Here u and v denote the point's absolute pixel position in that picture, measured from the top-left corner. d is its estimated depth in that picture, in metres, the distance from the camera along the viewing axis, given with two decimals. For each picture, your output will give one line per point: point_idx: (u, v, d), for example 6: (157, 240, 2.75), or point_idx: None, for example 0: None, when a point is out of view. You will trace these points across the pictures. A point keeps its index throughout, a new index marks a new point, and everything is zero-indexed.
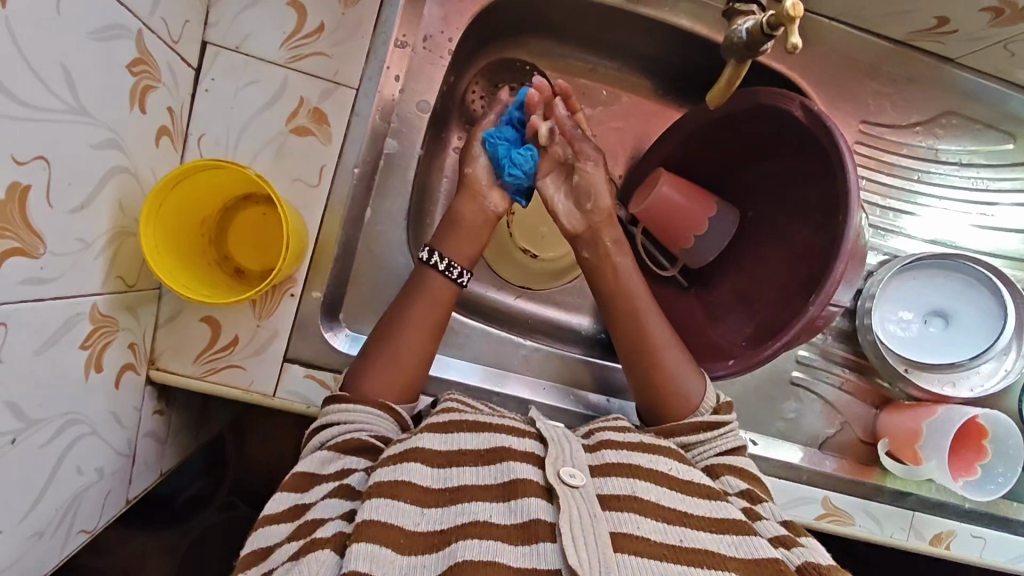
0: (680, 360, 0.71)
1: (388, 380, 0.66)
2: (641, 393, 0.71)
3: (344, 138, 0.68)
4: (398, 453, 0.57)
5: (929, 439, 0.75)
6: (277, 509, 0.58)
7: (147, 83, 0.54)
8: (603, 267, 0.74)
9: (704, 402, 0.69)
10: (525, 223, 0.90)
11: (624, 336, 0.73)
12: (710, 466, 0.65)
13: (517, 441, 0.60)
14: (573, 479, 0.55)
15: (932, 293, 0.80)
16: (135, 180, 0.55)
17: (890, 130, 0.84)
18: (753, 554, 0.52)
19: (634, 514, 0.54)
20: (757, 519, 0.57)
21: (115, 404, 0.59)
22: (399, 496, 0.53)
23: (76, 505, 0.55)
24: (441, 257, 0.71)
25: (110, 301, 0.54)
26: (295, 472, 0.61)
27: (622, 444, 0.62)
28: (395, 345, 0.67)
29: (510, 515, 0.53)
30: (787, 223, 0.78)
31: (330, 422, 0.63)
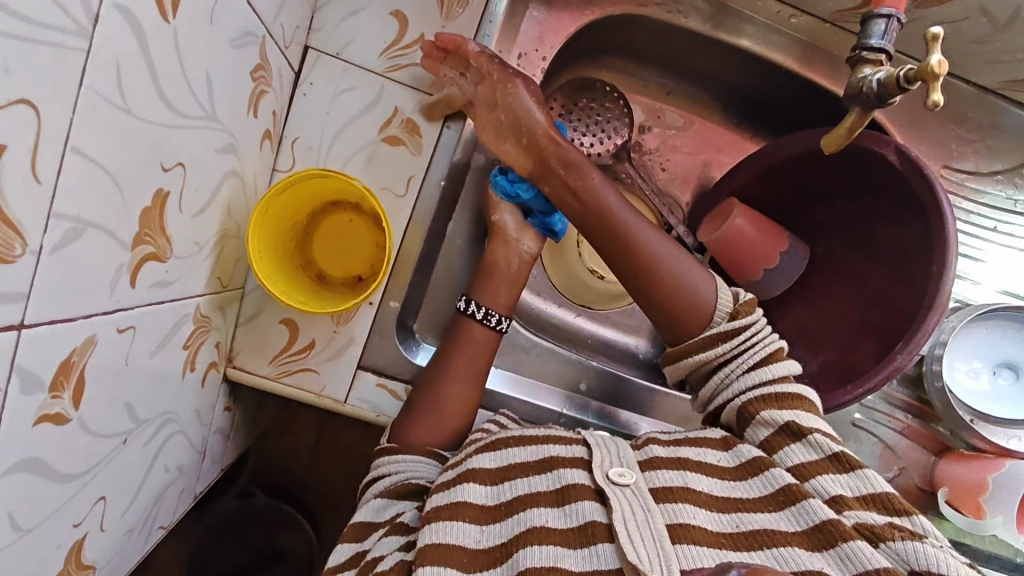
0: (677, 259, 0.65)
1: (435, 430, 0.66)
2: (653, 314, 0.65)
3: (434, 149, 0.69)
4: (450, 479, 0.58)
5: (995, 494, 0.75)
6: (337, 560, 0.59)
7: (262, 88, 0.54)
8: (564, 197, 0.68)
9: (719, 303, 0.63)
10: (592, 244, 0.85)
11: (617, 257, 0.66)
12: (745, 395, 0.60)
13: (564, 448, 0.59)
14: (623, 478, 0.54)
15: (1007, 345, 0.79)
16: (241, 183, 0.55)
17: (970, 176, 0.83)
18: (812, 522, 0.52)
19: (688, 505, 0.53)
20: (810, 477, 0.55)
21: (199, 401, 0.59)
22: (456, 518, 0.53)
23: (159, 500, 0.55)
24: (479, 307, 0.69)
25: (208, 302, 0.54)
26: (354, 522, 0.62)
27: (669, 441, 0.60)
28: (438, 395, 0.66)
29: (566, 519, 0.52)
30: (869, 267, 0.78)
31: (381, 474, 0.64)
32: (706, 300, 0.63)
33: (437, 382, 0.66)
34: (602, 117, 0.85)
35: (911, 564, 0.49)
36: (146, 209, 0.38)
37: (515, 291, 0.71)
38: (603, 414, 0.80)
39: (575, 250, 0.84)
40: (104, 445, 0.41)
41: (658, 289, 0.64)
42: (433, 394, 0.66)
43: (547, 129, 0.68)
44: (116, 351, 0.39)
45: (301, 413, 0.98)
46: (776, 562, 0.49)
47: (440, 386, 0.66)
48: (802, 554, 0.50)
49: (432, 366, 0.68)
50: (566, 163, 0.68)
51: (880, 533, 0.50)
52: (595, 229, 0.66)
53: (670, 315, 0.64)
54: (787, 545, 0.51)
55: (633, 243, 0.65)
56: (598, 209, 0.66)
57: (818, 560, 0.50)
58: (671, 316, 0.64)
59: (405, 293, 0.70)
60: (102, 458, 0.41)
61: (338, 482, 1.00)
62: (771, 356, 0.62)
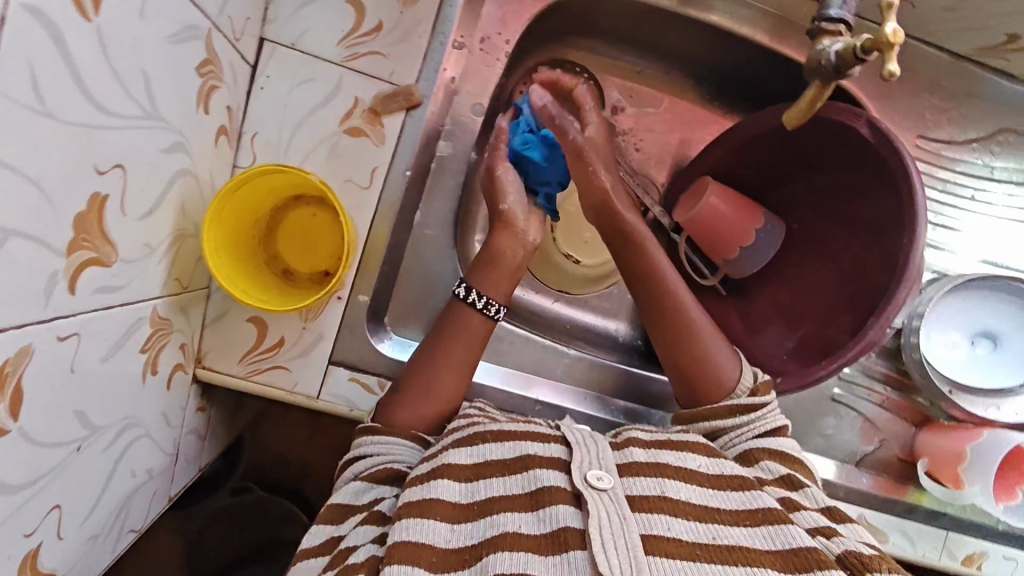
0: (716, 344, 0.69)
1: (420, 414, 0.65)
2: (673, 370, 0.70)
3: (398, 140, 0.67)
4: (425, 473, 0.57)
5: (973, 463, 0.75)
6: (312, 543, 0.59)
7: (212, 83, 0.53)
8: (620, 247, 0.70)
9: (741, 381, 0.67)
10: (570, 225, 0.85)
11: (655, 315, 0.70)
12: (748, 452, 0.63)
13: (542, 446, 0.59)
14: (600, 482, 0.54)
15: (986, 314, 0.79)
16: (196, 183, 0.54)
17: (945, 145, 0.82)
18: (788, 544, 0.52)
19: (666, 515, 0.54)
20: (794, 509, 0.57)
21: (165, 404, 0.59)
22: (428, 515, 0.53)
23: (126, 506, 0.55)
24: (480, 295, 0.68)
25: (166, 304, 0.54)
26: (330, 503, 0.61)
27: (648, 444, 0.61)
28: (427, 381, 0.65)
29: (538, 525, 0.52)
30: (845, 242, 0.77)
31: (362, 456, 0.63)
32: (729, 377, 0.67)
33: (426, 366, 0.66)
34: None
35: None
36: (81, 214, 0.37)
37: (515, 278, 0.70)
38: (581, 401, 0.79)
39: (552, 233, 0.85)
40: (53, 454, 0.40)
41: (686, 355, 0.68)
42: (422, 379, 0.65)
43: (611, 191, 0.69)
44: (59, 360, 0.38)
45: (283, 409, 0.98)
46: None
47: (430, 372, 0.65)
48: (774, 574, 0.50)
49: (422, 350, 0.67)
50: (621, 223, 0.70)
51: (865, 560, 0.50)
52: (642, 286, 0.70)
53: (691, 378, 0.68)
54: (761, 564, 0.50)
55: (677, 308, 0.69)
56: (645, 266, 0.70)
57: None
58: (690, 382, 0.68)
59: (374, 286, 0.68)
60: (53, 468, 0.40)
61: (326, 477, 0.99)
62: (775, 430, 0.65)
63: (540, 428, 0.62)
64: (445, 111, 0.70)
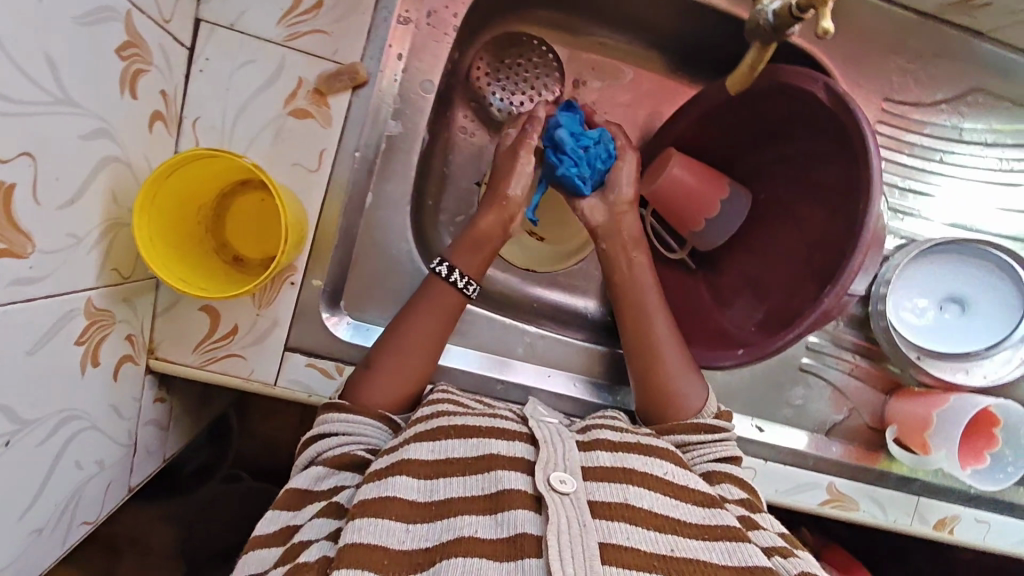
0: (680, 361, 0.71)
1: (387, 393, 0.63)
2: (638, 390, 0.71)
3: (345, 121, 0.65)
4: (383, 468, 0.55)
5: (939, 428, 0.74)
6: (267, 531, 0.56)
7: (139, 67, 0.51)
8: (618, 264, 0.73)
9: (706, 407, 0.69)
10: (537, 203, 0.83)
11: (630, 337, 0.72)
12: (706, 471, 0.64)
13: (506, 445, 0.58)
14: (563, 485, 0.53)
15: (953, 278, 0.78)
16: (129, 170, 0.53)
17: (912, 108, 0.80)
18: (746, 562, 0.51)
19: (625, 523, 0.52)
20: (752, 527, 0.58)
21: (114, 396, 0.58)
22: (382, 515, 0.51)
23: (76, 497, 0.55)
24: (462, 276, 0.67)
25: (104, 295, 0.53)
26: (288, 487, 0.59)
27: (615, 446, 0.60)
28: (396, 359, 0.64)
29: (497, 529, 0.51)
30: (808, 208, 0.75)
31: (326, 435, 0.60)
32: (693, 404, 0.69)
33: (395, 343, 0.64)
34: (528, 72, 0.82)
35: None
36: None
37: (489, 262, 0.70)
38: (547, 381, 0.76)
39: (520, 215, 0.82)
40: None
41: (652, 376, 0.70)
42: (390, 356, 0.64)
43: (623, 204, 0.73)
44: None
45: None
46: None
47: (399, 349, 0.64)
48: None
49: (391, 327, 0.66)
50: (623, 238, 0.73)
51: None
52: (628, 304, 0.73)
53: (655, 399, 0.70)
54: None
55: (651, 330, 0.72)
56: (634, 284, 0.73)
57: None
58: (654, 403, 0.70)
59: (328, 270, 0.68)
60: None
61: None
62: (732, 458, 0.66)
63: (506, 424, 0.61)
64: (394, 88, 0.69)
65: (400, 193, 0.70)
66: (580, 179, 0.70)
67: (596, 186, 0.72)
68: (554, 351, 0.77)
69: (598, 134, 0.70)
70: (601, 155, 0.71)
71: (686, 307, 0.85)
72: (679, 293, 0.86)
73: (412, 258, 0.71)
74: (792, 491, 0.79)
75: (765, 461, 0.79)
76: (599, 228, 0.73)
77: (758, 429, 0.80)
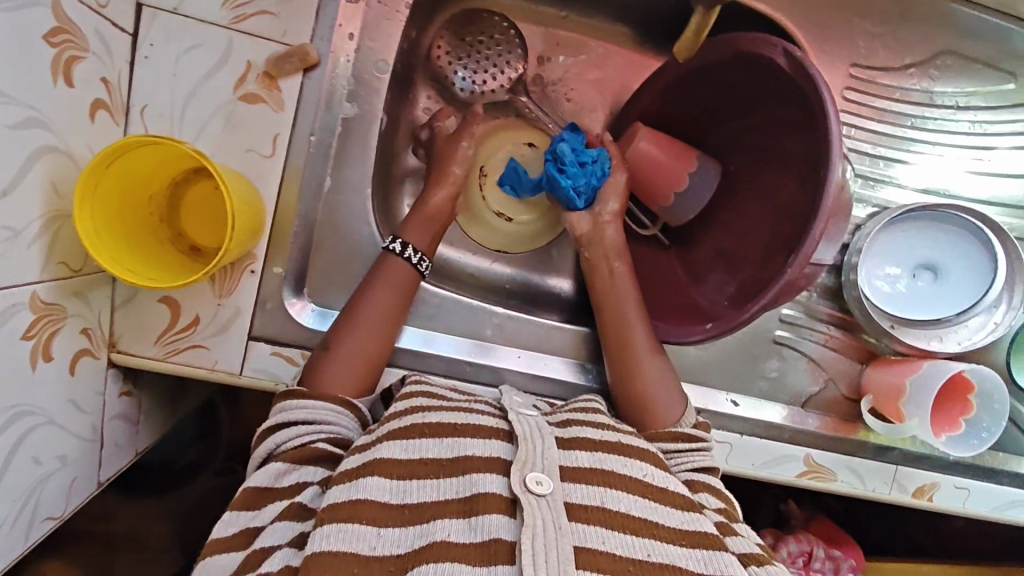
0: (658, 367, 0.71)
1: (347, 378, 0.63)
2: (617, 393, 0.71)
3: (297, 104, 0.64)
4: (354, 469, 0.54)
5: (912, 396, 0.74)
6: (226, 533, 0.54)
7: (72, 53, 0.50)
8: (600, 271, 0.75)
9: (685, 416, 0.68)
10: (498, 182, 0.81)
11: (609, 339, 0.73)
12: (687, 479, 0.63)
13: (481, 445, 0.56)
14: (540, 487, 0.52)
15: (924, 245, 0.77)
16: (71, 161, 0.52)
17: (881, 73, 0.80)
18: (722, 572, 0.51)
19: (601, 527, 0.51)
20: (729, 534, 0.57)
21: (72, 390, 0.58)
22: (355, 520, 0.50)
23: (37, 493, 0.55)
24: (416, 252, 0.68)
25: (52, 289, 0.52)
26: (246, 486, 0.57)
27: (593, 444, 0.58)
28: (357, 343, 0.63)
29: (469, 533, 0.49)
30: (774, 177, 0.73)
31: (283, 429, 0.59)
32: (671, 414, 0.68)
33: (355, 325, 0.64)
34: (489, 50, 0.82)
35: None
36: None
37: (436, 238, 0.71)
38: (514, 360, 0.75)
39: (482, 196, 0.81)
40: None
41: (631, 381, 0.70)
42: (350, 340, 0.63)
43: (604, 217, 0.76)
44: None
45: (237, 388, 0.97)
46: None
47: (359, 332, 0.64)
48: None
49: (349, 309, 0.65)
50: (607, 247, 0.75)
51: None
52: (609, 309, 0.74)
53: (634, 401, 0.69)
54: None
55: (630, 333, 0.72)
56: (614, 289, 0.74)
57: None
58: (633, 408, 0.69)
59: (289, 257, 0.67)
60: None
61: None
62: (709, 470, 0.65)
63: (482, 421, 0.59)
64: (348, 69, 0.67)
65: (359, 176, 0.69)
66: (571, 192, 0.75)
67: (588, 201, 0.76)
68: (523, 331, 0.76)
69: (598, 155, 0.74)
70: (597, 174, 0.75)
71: (660, 282, 0.83)
72: (653, 271, 0.85)
73: (374, 240, 0.70)
74: (768, 464, 0.78)
75: (741, 435, 0.78)
76: (584, 237, 0.77)
77: (733, 403, 0.79)
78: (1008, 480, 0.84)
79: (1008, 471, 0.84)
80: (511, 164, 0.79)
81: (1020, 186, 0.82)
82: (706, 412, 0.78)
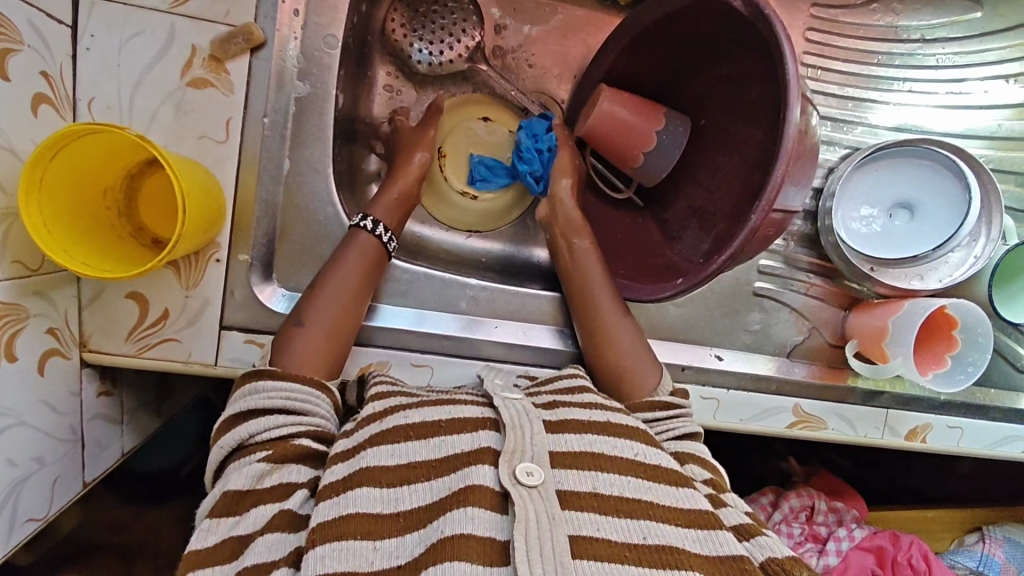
0: (629, 335, 0.70)
1: (315, 355, 0.61)
2: (596, 370, 0.70)
3: (246, 87, 0.64)
4: (340, 481, 0.52)
5: (894, 336, 0.73)
6: (206, 544, 0.51)
7: (4, 45, 0.50)
8: (560, 247, 0.75)
9: (660, 386, 0.67)
10: (458, 163, 0.83)
11: (582, 320, 0.72)
12: (675, 451, 0.62)
13: (470, 439, 0.54)
14: (530, 478, 0.50)
15: (898, 183, 0.77)
16: (15, 158, 0.52)
17: (842, 11, 0.81)
18: (717, 551, 0.50)
19: (594, 514, 0.50)
20: (720, 505, 0.56)
21: (43, 391, 0.58)
22: (347, 536, 0.48)
23: (16, 494, 0.55)
24: (386, 230, 0.68)
25: (7, 289, 0.52)
26: (224, 490, 0.53)
27: (584, 427, 0.57)
28: (324, 315, 0.63)
29: (471, 523, 0.47)
30: (744, 128, 0.69)
31: (263, 422, 0.56)
32: (648, 385, 0.67)
33: (323, 295, 0.63)
34: (444, 19, 0.80)
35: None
36: None
37: (405, 217, 0.72)
38: (493, 332, 0.74)
39: (444, 176, 0.82)
40: None
41: (602, 348, 0.70)
42: (317, 312, 0.63)
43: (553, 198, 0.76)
44: None
45: None
46: None
47: (326, 304, 0.63)
48: None
49: (313, 285, 0.65)
50: (565, 219, 0.75)
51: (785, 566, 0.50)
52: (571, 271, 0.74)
53: (612, 375, 0.69)
54: (688, 568, 0.48)
55: (600, 310, 0.71)
56: (579, 268, 0.73)
57: None
58: (612, 382, 0.69)
59: (254, 244, 0.66)
60: None
61: None
62: (693, 436, 0.65)
63: (469, 412, 0.58)
64: (296, 47, 0.67)
65: (318, 156, 0.68)
66: (529, 177, 0.79)
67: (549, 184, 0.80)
68: (500, 301, 0.76)
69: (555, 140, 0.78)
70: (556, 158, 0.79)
71: (636, 245, 0.81)
72: (628, 233, 0.83)
73: (339, 220, 0.69)
74: (757, 416, 0.78)
75: (728, 390, 0.77)
76: (544, 220, 0.77)
77: (718, 358, 0.78)
78: (1001, 415, 0.84)
79: (1001, 407, 0.84)
80: (476, 160, 0.82)
81: (995, 117, 0.81)
82: (692, 369, 0.77)
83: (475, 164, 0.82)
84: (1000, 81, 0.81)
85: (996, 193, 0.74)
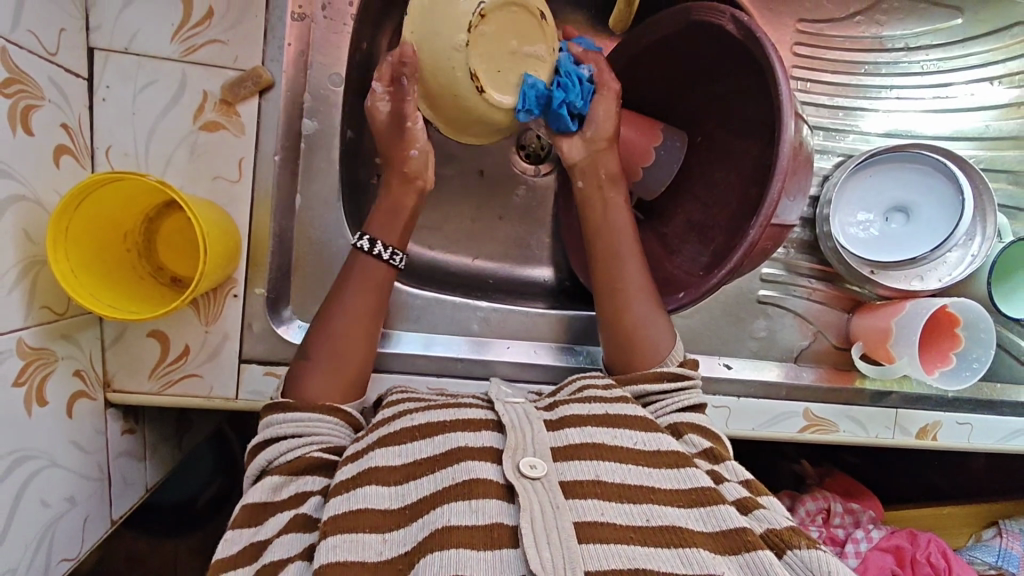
0: (653, 316, 0.68)
1: (332, 384, 0.62)
2: (605, 330, 0.70)
3: (257, 126, 0.66)
4: (351, 478, 0.53)
5: (900, 336, 0.74)
6: (231, 552, 0.53)
7: (28, 102, 0.52)
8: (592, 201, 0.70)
9: (672, 354, 0.67)
10: (494, 52, 0.58)
11: (598, 279, 0.70)
12: (674, 424, 0.62)
13: (472, 437, 0.55)
14: (533, 470, 0.51)
15: (894, 188, 0.79)
16: (41, 208, 0.54)
17: (829, 24, 0.82)
18: (721, 525, 0.51)
19: (597, 500, 0.51)
20: (722, 480, 0.56)
21: (72, 432, 0.59)
22: (358, 529, 0.49)
23: (49, 535, 0.56)
24: (384, 246, 0.66)
25: (36, 334, 0.54)
26: (244, 504, 0.56)
27: (584, 421, 0.57)
28: (332, 346, 0.63)
29: (475, 515, 0.49)
30: (738, 143, 0.71)
31: (275, 445, 0.57)
32: (658, 354, 0.67)
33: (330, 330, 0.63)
34: None
35: (814, 571, 0.48)
36: None
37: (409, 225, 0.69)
38: (505, 352, 0.76)
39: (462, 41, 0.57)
40: None
41: (620, 320, 0.68)
42: (325, 346, 0.63)
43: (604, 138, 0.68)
44: None
45: None
46: (678, 565, 0.48)
47: (333, 334, 0.63)
48: (706, 556, 0.48)
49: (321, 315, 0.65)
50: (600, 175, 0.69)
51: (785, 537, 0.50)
52: (594, 217, 0.71)
53: (623, 335, 0.68)
54: (691, 545, 0.49)
55: (619, 266, 0.69)
56: (609, 224, 0.70)
57: (720, 561, 0.48)
58: (621, 344, 0.68)
59: (269, 278, 0.68)
60: None
61: None
62: (696, 408, 0.65)
63: (472, 414, 0.58)
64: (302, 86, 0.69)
65: (326, 190, 0.70)
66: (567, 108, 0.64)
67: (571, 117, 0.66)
68: (510, 322, 0.78)
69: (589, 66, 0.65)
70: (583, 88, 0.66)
71: None
72: None
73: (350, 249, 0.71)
74: (769, 422, 0.79)
75: (738, 398, 0.78)
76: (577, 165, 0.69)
77: (726, 366, 0.79)
78: (1008, 409, 0.85)
79: (1007, 401, 0.85)
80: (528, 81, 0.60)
81: (982, 118, 0.84)
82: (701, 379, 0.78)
83: (529, 87, 0.60)
84: (984, 84, 0.84)
85: (988, 191, 0.76)
